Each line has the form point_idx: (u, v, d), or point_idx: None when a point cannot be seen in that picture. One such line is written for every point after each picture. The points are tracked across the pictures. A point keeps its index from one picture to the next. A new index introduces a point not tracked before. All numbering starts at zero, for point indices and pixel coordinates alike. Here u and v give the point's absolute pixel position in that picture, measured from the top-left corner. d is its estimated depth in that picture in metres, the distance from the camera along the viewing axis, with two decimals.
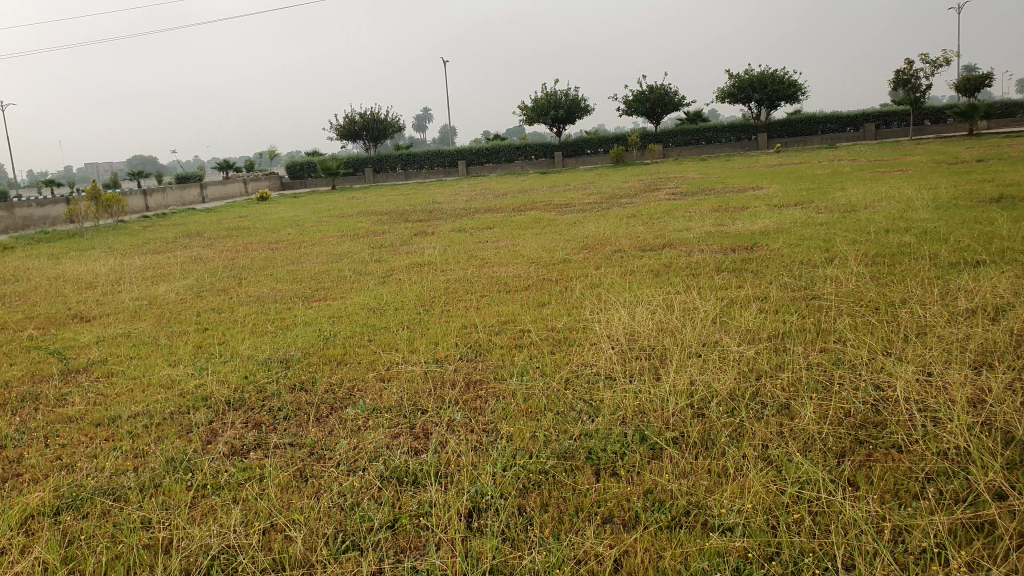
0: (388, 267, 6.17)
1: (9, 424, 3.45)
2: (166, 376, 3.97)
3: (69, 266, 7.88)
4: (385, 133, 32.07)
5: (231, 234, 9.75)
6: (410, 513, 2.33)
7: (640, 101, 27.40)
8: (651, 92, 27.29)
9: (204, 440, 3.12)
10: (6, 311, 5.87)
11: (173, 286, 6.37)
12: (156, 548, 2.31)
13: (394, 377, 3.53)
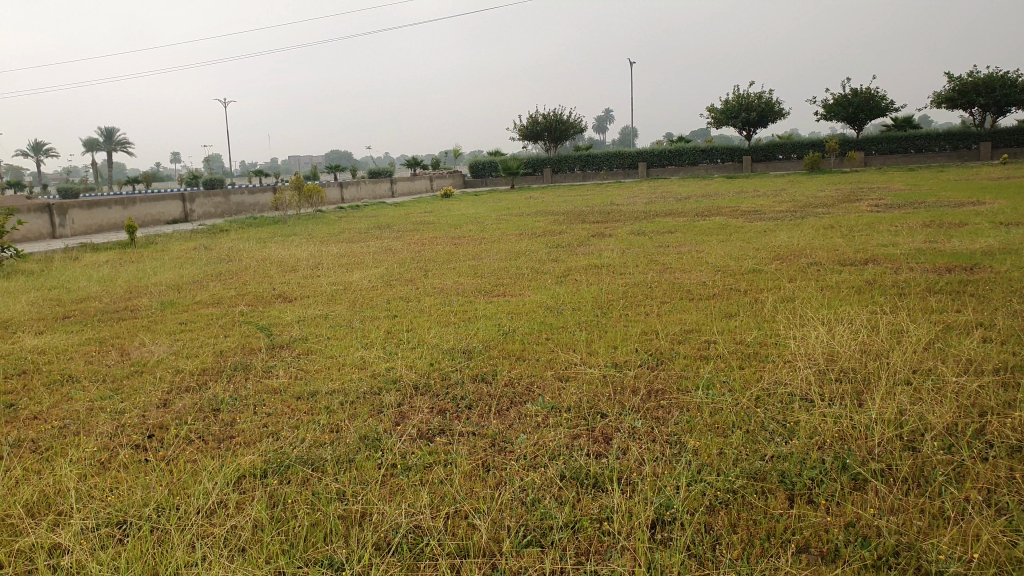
0: (567, 267, 6.21)
1: (224, 390, 3.81)
2: (358, 357, 4.22)
3: (275, 250, 8.65)
4: (566, 134, 32.43)
5: (418, 228, 10.27)
6: (591, 516, 2.30)
7: (842, 105, 25.72)
8: (855, 96, 25.50)
9: (393, 421, 3.28)
10: (224, 287, 6.53)
11: (365, 274, 6.80)
12: (350, 520, 2.45)
13: (574, 377, 3.53)
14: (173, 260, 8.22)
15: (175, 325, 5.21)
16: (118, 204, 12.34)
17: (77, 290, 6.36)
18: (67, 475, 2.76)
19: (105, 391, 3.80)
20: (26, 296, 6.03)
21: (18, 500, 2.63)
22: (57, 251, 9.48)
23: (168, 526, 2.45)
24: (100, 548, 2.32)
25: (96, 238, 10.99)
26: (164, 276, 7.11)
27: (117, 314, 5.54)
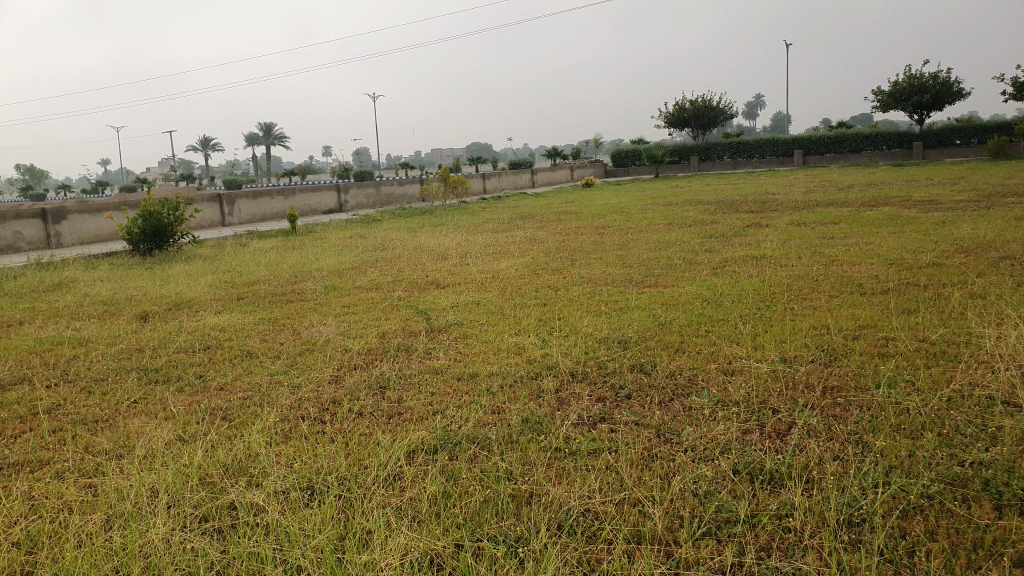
0: (722, 258, 6.03)
1: (388, 370, 3.95)
2: (514, 343, 4.28)
3: (425, 238, 8.96)
4: (712, 123, 31.46)
5: (562, 218, 10.32)
6: (771, 512, 2.22)
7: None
8: None
9: (554, 406, 3.31)
10: (380, 274, 6.80)
11: (513, 263, 6.90)
12: (520, 499, 2.49)
13: (739, 372, 3.42)
14: (332, 247, 8.69)
15: (339, 308, 5.48)
16: (280, 194, 13.19)
17: (249, 274, 6.84)
18: (257, 440, 2.87)
19: (282, 364, 4.01)
20: (206, 278, 6.51)
21: (216, 460, 2.75)
22: (228, 237, 10.23)
23: (352, 493, 2.56)
24: (291, 506, 2.46)
25: (261, 226, 11.76)
26: (325, 262, 7.50)
27: (285, 296, 5.88)
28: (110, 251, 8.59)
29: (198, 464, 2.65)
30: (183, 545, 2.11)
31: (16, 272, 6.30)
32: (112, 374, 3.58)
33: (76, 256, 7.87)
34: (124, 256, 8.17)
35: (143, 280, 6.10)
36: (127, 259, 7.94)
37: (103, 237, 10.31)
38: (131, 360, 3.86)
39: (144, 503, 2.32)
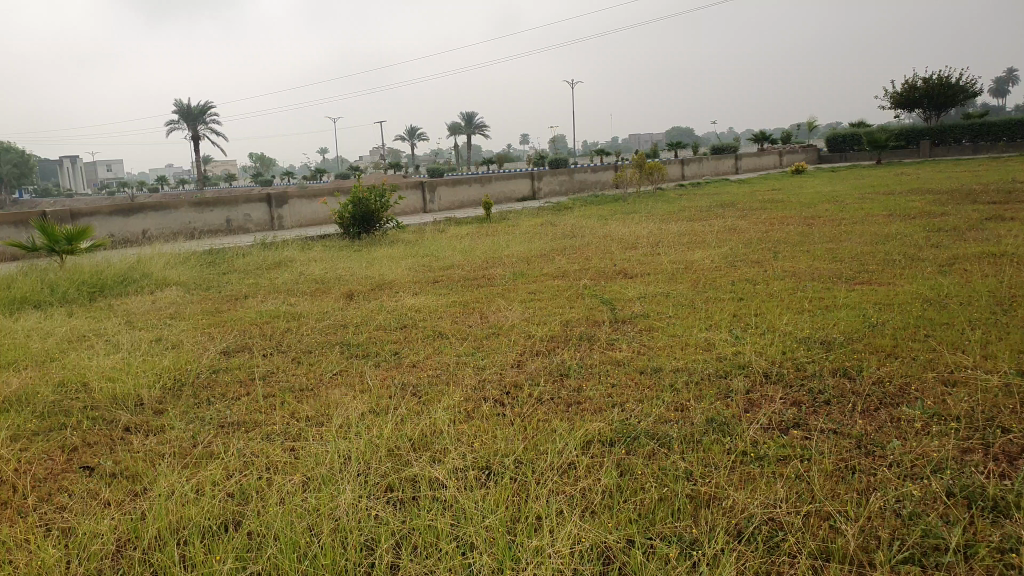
0: (951, 255, 5.39)
1: (571, 359, 3.95)
2: (702, 339, 4.11)
3: (617, 226, 8.89)
4: (946, 103, 28.29)
5: (765, 207, 9.78)
6: (989, 543, 1.95)
7: None
8: None
9: (742, 408, 3.13)
10: (569, 262, 6.83)
11: (709, 254, 6.65)
12: (698, 501, 2.37)
13: (964, 385, 3.03)
14: (525, 234, 8.89)
15: (526, 294, 5.59)
16: (478, 182, 13.69)
17: (445, 258, 7.15)
18: (441, 418, 2.97)
19: (470, 345, 4.18)
20: (405, 261, 6.89)
21: (404, 433, 2.89)
22: (430, 222, 10.81)
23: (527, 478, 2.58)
24: (470, 485, 2.50)
25: (459, 213, 12.31)
26: (517, 249, 7.68)
27: (477, 281, 6.08)
28: (323, 234, 9.39)
29: (387, 437, 2.79)
30: (369, 513, 2.19)
31: (245, 251, 7.05)
32: (318, 347, 3.89)
33: (297, 238, 8.70)
34: (335, 239, 8.91)
35: (351, 262, 6.57)
36: (339, 242, 8.64)
37: (319, 221, 11.28)
38: (337, 335, 4.18)
39: (337, 470, 2.47)
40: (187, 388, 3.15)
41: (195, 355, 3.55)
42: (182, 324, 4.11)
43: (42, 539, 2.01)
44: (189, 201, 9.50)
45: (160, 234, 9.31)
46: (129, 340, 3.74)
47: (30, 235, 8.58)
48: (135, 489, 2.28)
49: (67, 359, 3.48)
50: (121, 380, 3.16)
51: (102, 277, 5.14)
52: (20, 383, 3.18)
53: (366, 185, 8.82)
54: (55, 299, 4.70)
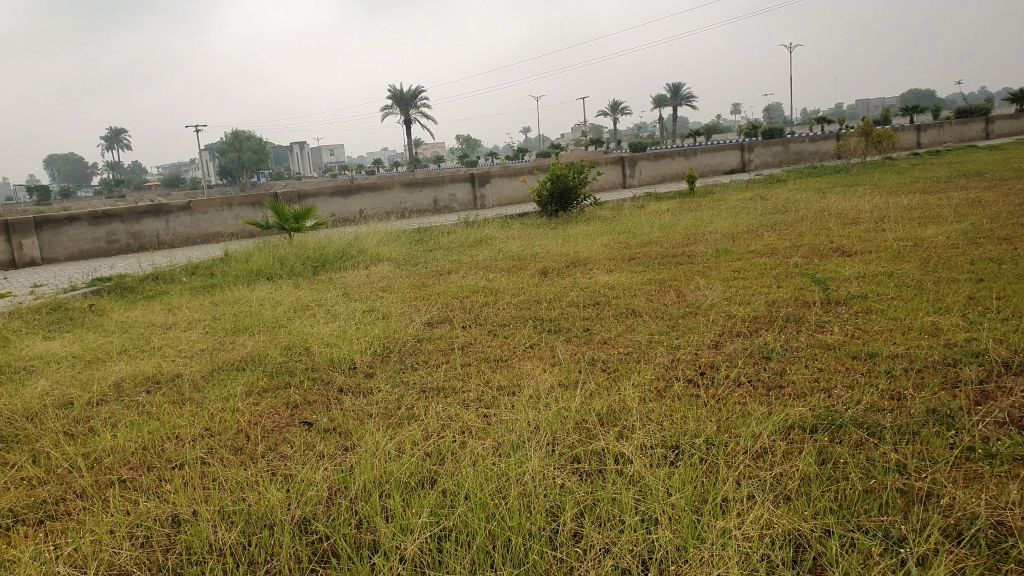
0: None
1: (781, 330, 3.61)
2: (930, 323, 3.66)
3: (835, 200, 8.26)
4: None
5: (1018, 176, 8.61)
6: None
7: None
8: None
9: (973, 400, 2.72)
10: (779, 238, 6.43)
11: (943, 230, 5.96)
12: (910, 498, 2.07)
13: None
14: (731, 209, 8.51)
15: (729, 272, 5.17)
16: (681, 155, 13.32)
17: (644, 235, 7.02)
18: (630, 394, 2.58)
19: (674, 317, 3.76)
20: (603, 238, 6.86)
21: (589, 409, 2.53)
22: (630, 199, 10.70)
23: (725, 447, 2.27)
24: (660, 465, 2.14)
25: (662, 188, 12.10)
26: (721, 225, 7.37)
27: (676, 258, 5.85)
28: (523, 213, 9.63)
29: (572, 411, 2.47)
30: (553, 481, 2.03)
31: (449, 229, 7.42)
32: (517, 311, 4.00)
33: (501, 216, 9.02)
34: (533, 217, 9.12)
35: (549, 239, 6.67)
36: (537, 219, 8.83)
37: (519, 199, 11.57)
38: (532, 308, 4.00)
39: (525, 437, 2.29)
40: (393, 354, 3.38)
41: (401, 324, 3.79)
42: (391, 297, 4.41)
43: (267, 482, 2.28)
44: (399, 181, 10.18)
45: (375, 214, 10.08)
46: (346, 310, 4.10)
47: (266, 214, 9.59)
48: (344, 445, 2.49)
49: (294, 326, 3.89)
50: (337, 345, 3.48)
51: (325, 253, 5.68)
52: (256, 347, 3.62)
53: (567, 161, 8.93)
54: (285, 272, 5.27)
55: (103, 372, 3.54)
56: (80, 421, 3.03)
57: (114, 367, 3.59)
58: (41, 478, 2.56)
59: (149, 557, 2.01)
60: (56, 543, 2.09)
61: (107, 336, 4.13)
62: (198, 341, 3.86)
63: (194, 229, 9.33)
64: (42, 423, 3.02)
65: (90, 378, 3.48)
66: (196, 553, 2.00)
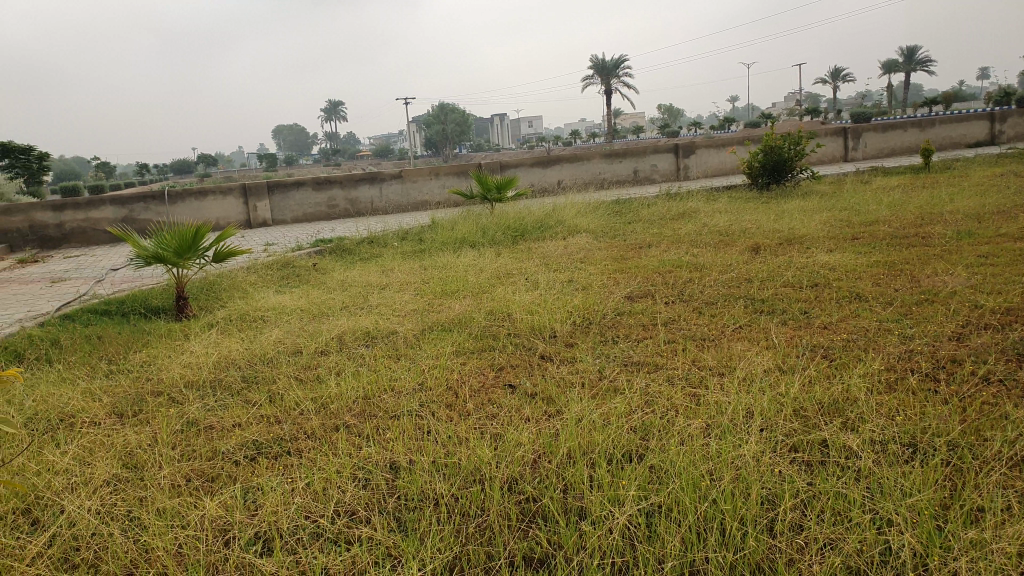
0: None
1: None
2: None
3: None
4: None
5: None
6: None
7: None
8: None
9: None
10: None
11: None
12: None
13: None
14: (971, 188, 7.56)
15: (976, 256, 4.56)
16: (915, 126, 12.14)
17: (868, 214, 6.42)
18: (857, 384, 2.37)
19: (908, 304, 3.39)
20: (823, 214, 6.39)
21: (811, 396, 2.36)
22: (849, 174, 9.87)
23: (972, 448, 2.02)
24: (889, 464, 1.94)
25: (889, 162, 11.10)
26: (962, 205, 6.55)
27: (908, 239, 5.27)
28: (731, 185, 9.26)
29: (789, 398, 2.32)
30: (771, 468, 1.92)
31: (651, 201, 7.31)
32: (722, 285, 3.84)
33: (706, 189, 8.71)
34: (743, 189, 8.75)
35: (758, 214, 6.30)
36: (746, 192, 8.46)
37: (727, 170, 11.12)
38: (741, 286, 3.81)
39: (739, 420, 2.18)
40: (595, 325, 3.37)
41: (602, 296, 3.77)
42: (592, 269, 4.40)
43: (477, 439, 2.38)
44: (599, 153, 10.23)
45: (574, 184, 10.17)
46: (546, 280, 4.15)
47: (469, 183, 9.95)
48: (549, 409, 2.54)
49: (497, 292, 4.01)
50: (540, 313, 3.54)
51: (525, 223, 5.80)
52: (462, 310, 3.78)
53: (781, 133, 8.36)
54: (487, 240, 5.45)
55: (326, 326, 3.85)
56: (308, 368, 3.33)
57: (337, 321, 3.90)
58: (277, 416, 2.85)
59: (371, 496, 2.17)
60: (292, 476, 2.32)
61: (329, 293, 4.49)
62: (409, 303, 4.09)
63: (404, 197, 9.85)
64: (277, 367, 3.35)
65: (317, 330, 3.81)
66: (413, 499, 2.13)
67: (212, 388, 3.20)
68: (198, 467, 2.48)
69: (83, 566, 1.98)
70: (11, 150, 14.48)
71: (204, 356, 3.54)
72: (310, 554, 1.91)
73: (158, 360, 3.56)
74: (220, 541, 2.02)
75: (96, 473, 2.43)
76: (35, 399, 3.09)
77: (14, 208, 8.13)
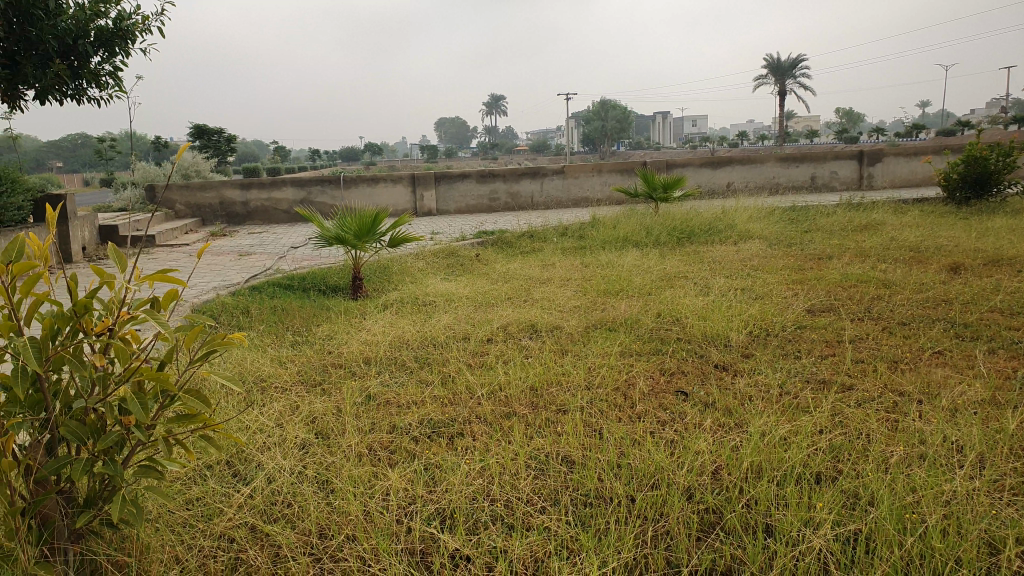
0: None
1: None
2: None
3: None
4: None
5: None
6: None
7: None
8: None
9: None
10: None
11: None
12: None
13: None
14: None
15: None
16: None
17: None
18: None
19: None
20: None
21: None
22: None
23: None
24: None
25: None
26: None
27: None
28: (920, 198, 8.62)
29: (1006, 435, 2.13)
30: (989, 510, 1.78)
31: (831, 210, 6.96)
32: (914, 305, 3.59)
33: (895, 201, 8.17)
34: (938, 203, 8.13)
35: (953, 230, 5.81)
36: (942, 206, 7.87)
37: (918, 180, 10.33)
38: (938, 308, 3.55)
39: (947, 454, 2.05)
40: (772, 338, 3.25)
41: (779, 308, 3.64)
42: (766, 277, 4.25)
43: (653, 443, 2.36)
44: (775, 156, 10.09)
45: (744, 187, 10.19)
46: (717, 286, 4.06)
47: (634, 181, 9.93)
48: (726, 420, 2.49)
49: (666, 295, 3.96)
50: (712, 320, 3.47)
51: (692, 225, 5.71)
52: (629, 311, 3.77)
53: (986, 143, 7.70)
54: (651, 241, 5.41)
55: (493, 315, 3.96)
56: (477, 354, 3.43)
57: (503, 312, 3.99)
58: (450, 398, 2.95)
59: (548, 485, 2.22)
60: (470, 457, 2.40)
61: (494, 284, 4.61)
62: (574, 298, 4.12)
63: (565, 193, 9.87)
64: (448, 351, 3.48)
65: (484, 318, 3.92)
66: (588, 496, 2.15)
67: (389, 365, 3.38)
68: (379, 438, 2.61)
69: (280, 519, 2.12)
70: (204, 132, 15.94)
71: (381, 335, 3.73)
72: (490, 536, 1.97)
73: (338, 335, 3.79)
74: (403, 513, 2.11)
75: (288, 435, 2.61)
76: (232, 361, 3.37)
77: (208, 185, 8.95)
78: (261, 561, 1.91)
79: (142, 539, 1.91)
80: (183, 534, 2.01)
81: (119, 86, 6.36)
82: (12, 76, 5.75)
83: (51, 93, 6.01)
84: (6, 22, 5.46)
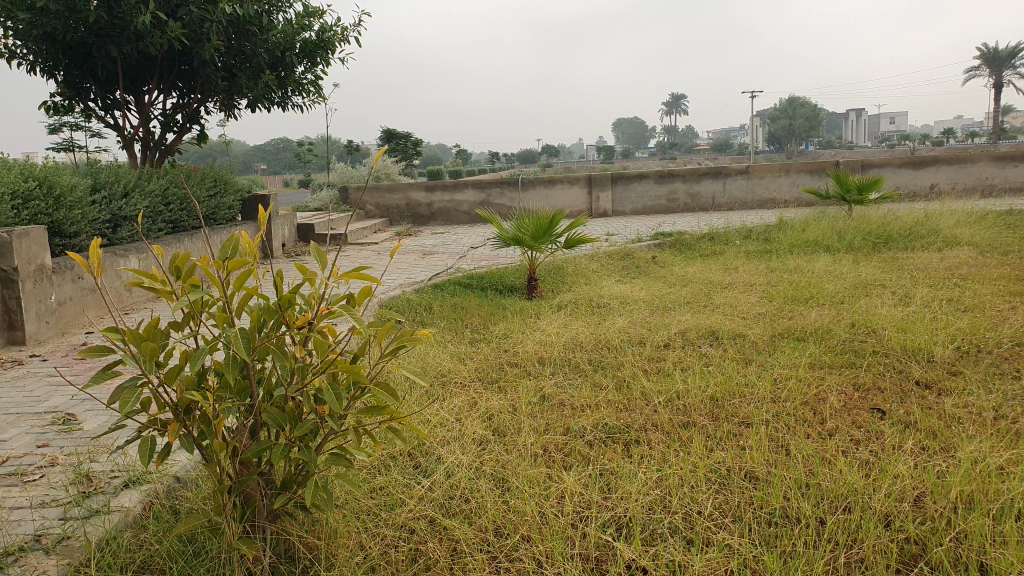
0: None
1: None
2: None
3: None
4: None
5: None
6: None
7: None
8: None
9: None
10: None
11: None
12: None
13: None
14: None
15: None
16: None
17: None
18: None
19: None
20: None
21: None
22: None
23: None
24: None
25: None
26: None
27: None
28: None
29: None
30: None
31: None
32: None
33: None
34: None
35: None
36: None
37: None
38: None
39: None
40: (985, 356, 2.89)
41: (995, 323, 3.22)
42: (978, 288, 3.78)
43: (846, 463, 2.16)
44: (988, 154, 9.06)
45: (950, 189, 9.27)
46: (920, 296, 3.67)
47: (824, 181, 9.31)
48: (930, 443, 2.23)
49: (861, 304, 3.64)
50: (914, 333, 3.14)
51: (890, 230, 5.23)
52: (819, 320, 3.49)
53: None
54: (844, 245, 5.02)
55: (670, 320, 3.83)
56: (654, 360, 3.32)
57: (681, 317, 3.84)
58: (625, 403, 2.87)
59: (728, 502, 2.07)
60: (647, 466, 2.31)
61: (671, 287, 4.47)
62: (758, 305, 3.89)
63: (750, 193, 9.40)
64: (624, 355, 3.40)
65: (661, 323, 3.79)
66: (774, 515, 1.99)
67: (563, 366, 3.36)
68: (555, 440, 2.58)
69: (458, 513, 2.15)
70: (393, 135, 16.92)
71: (555, 336, 3.72)
72: (668, 549, 1.87)
73: (514, 334, 3.82)
74: (576, 518, 2.06)
75: (466, 431, 2.66)
76: (416, 356, 3.51)
77: (396, 187, 9.48)
78: (440, 553, 1.93)
79: (331, 524, 1.99)
80: (367, 523, 2.07)
81: (318, 93, 6.86)
82: (228, 87, 6.39)
83: (260, 101, 6.60)
84: (225, 38, 6.08)
